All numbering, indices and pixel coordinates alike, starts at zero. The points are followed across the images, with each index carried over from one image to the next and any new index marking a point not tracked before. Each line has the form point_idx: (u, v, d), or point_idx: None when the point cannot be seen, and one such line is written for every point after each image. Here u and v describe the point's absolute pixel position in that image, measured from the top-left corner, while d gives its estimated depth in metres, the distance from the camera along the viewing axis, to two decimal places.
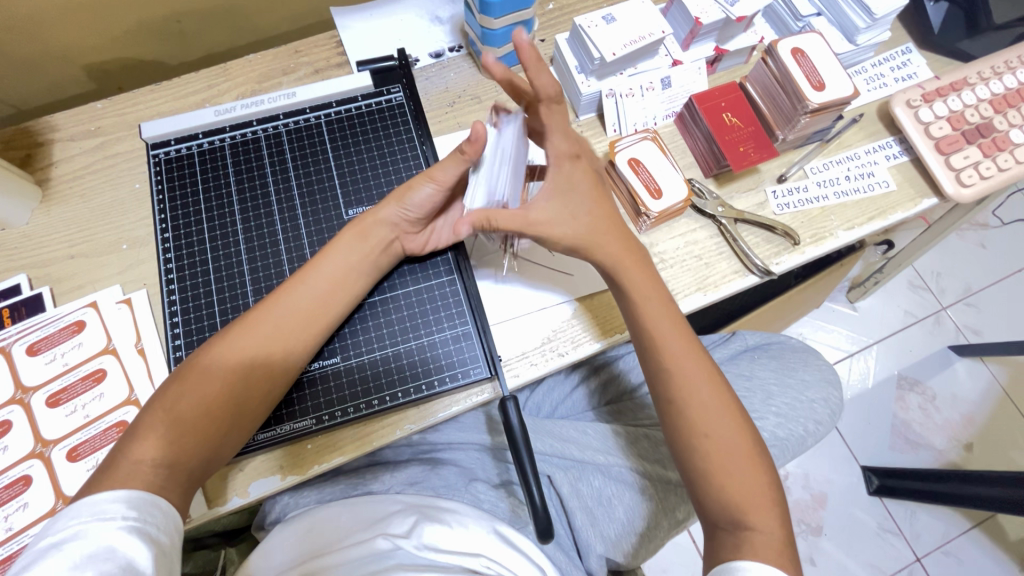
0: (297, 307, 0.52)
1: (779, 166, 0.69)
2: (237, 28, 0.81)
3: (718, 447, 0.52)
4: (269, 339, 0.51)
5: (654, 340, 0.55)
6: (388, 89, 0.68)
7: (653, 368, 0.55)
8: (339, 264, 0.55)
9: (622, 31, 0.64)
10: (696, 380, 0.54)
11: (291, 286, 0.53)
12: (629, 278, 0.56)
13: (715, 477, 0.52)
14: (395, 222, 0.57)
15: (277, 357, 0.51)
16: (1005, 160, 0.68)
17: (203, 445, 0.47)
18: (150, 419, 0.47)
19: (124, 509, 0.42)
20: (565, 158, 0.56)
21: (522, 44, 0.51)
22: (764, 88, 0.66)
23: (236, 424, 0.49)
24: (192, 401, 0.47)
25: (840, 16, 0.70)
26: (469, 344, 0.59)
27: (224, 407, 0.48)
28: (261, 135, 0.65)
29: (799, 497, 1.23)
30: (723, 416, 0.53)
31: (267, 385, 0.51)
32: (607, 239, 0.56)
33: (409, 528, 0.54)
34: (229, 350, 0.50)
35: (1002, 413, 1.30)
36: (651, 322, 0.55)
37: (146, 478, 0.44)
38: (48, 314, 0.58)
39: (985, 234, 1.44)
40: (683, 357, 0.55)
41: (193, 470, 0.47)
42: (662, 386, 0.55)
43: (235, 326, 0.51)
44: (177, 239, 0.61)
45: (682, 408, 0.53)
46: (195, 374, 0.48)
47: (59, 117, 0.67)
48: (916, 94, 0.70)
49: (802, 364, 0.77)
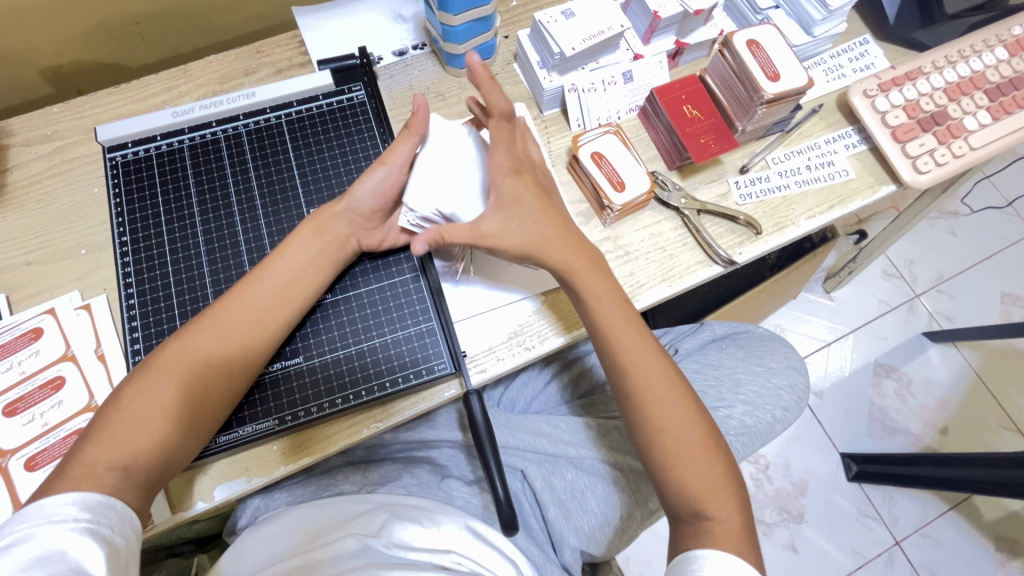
0: (253, 305, 0.52)
1: (741, 157, 0.70)
2: (199, 29, 0.80)
3: (679, 438, 0.53)
4: (226, 338, 0.51)
5: (614, 335, 0.55)
6: (349, 87, 0.68)
7: (614, 362, 0.56)
8: (296, 261, 0.55)
9: (581, 26, 0.64)
10: (656, 373, 0.55)
11: (249, 284, 0.53)
12: (590, 276, 0.56)
13: (677, 468, 0.52)
14: (351, 216, 0.57)
15: (234, 355, 0.51)
16: (960, 147, 0.69)
17: (159, 445, 0.47)
18: (103, 422, 0.47)
19: (77, 511, 0.41)
20: (506, 173, 0.54)
21: (473, 65, 0.51)
22: (722, 79, 0.67)
23: (194, 423, 0.49)
24: (147, 401, 0.47)
25: (797, 9, 0.71)
26: (433, 341, 0.59)
27: (181, 406, 0.48)
28: (220, 136, 0.64)
29: (780, 486, 1.25)
30: (683, 408, 0.54)
31: (224, 384, 0.50)
32: (564, 237, 0.56)
33: (379, 527, 0.53)
34: (185, 349, 0.50)
35: (975, 396, 1.33)
36: (612, 317, 0.56)
37: (99, 481, 0.44)
38: (5, 322, 0.57)
39: (955, 222, 1.46)
40: (643, 351, 0.55)
41: (150, 473, 0.46)
42: (623, 380, 0.55)
43: (191, 326, 0.51)
44: (135, 243, 0.60)
45: (643, 400, 0.54)
46: (150, 375, 0.48)
47: (15, 122, 0.66)
48: (872, 84, 0.71)
49: (770, 352, 0.78)
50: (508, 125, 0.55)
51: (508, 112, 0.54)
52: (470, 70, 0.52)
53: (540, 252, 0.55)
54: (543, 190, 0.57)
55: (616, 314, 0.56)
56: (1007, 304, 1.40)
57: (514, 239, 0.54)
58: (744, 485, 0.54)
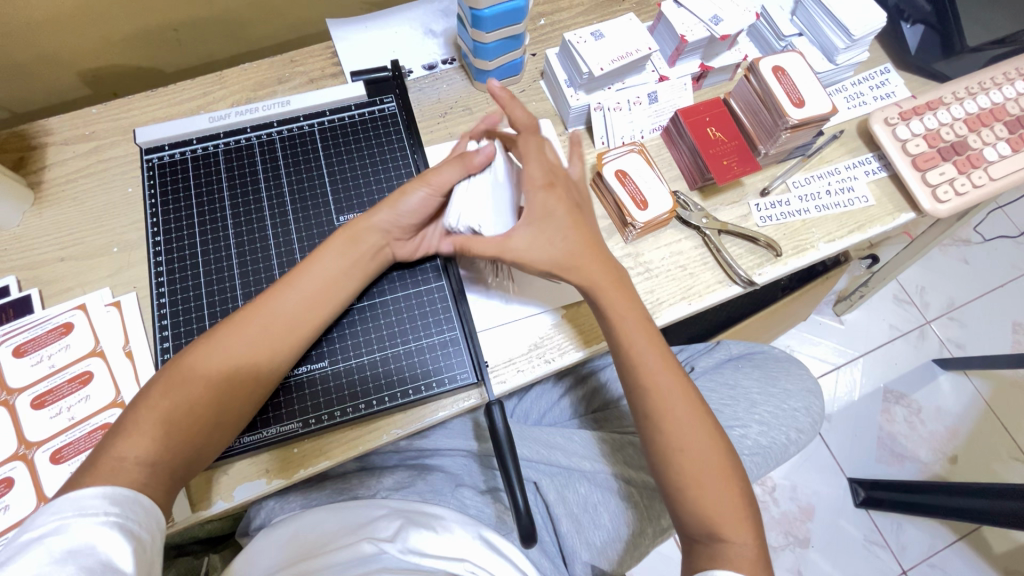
0: (286, 311, 0.53)
1: (762, 180, 0.71)
2: (234, 38, 0.82)
3: (693, 459, 0.53)
4: (257, 340, 0.51)
5: (634, 355, 0.56)
6: (381, 99, 0.69)
7: (633, 381, 0.56)
8: (329, 271, 0.55)
9: (609, 47, 0.66)
10: (670, 393, 0.55)
11: (281, 290, 0.54)
12: (608, 296, 0.56)
13: (691, 487, 0.52)
14: (386, 228, 0.58)
15: (264, 361, 0.52)
16: (979, 177, 0.70)
17: (188, 443, 0.48)
18: (135, 416, 0.47)
19: (106, 505, 0.42)
20: (537, 187, 0.55)
21: (493, 89, 0.55)
22: (747, 104, 0.68)
23: (222, 422, 0.50)
24: (177, 400, 0.48)
25: (821, 37, 0.73)
26: (457, 350, 0.60)
27: (210, 405, 0.49)
28: (255, 142, 0.66)
29: (786, 509, 1.24)
30: (698, 430, 0.54)
31: (254, 387, 0.52)
32: (591, 255, 0.56)
33: (394, 532, 0.54)
34: (217, 349, 0.50)
35: (985, 426, 1.32)
36: (632, 336, 0.56)
37: (129, 475, 0.45)
38: (36, 316, 0.58)
39: (967, 250, 1.47)
40: (662, 370, 0.55)
41: (175, 469, 0.47)
42: (639, 399, 0.56)
43: (223, 326, 0.52)
44: (167, 242, 0.62)
45: (658, 420, 0.54)
46: (182, 374, 0.49)
47: (54, 121, 0.68)
48: (894, 113, 0.72)
49: (786, 373, 0.78)
50: (535, 138, 0.56)
51: (535, 126, 0.55)
52: (490, 93, 0.55)
53: (563, 268, 0.56)
54: (577, 206, 0.57)
55: (637, 334, 0.56)
56: (1018, 334, 1.39)
57: (542, 255, 0.55)
58: (756, 510, 0.54)
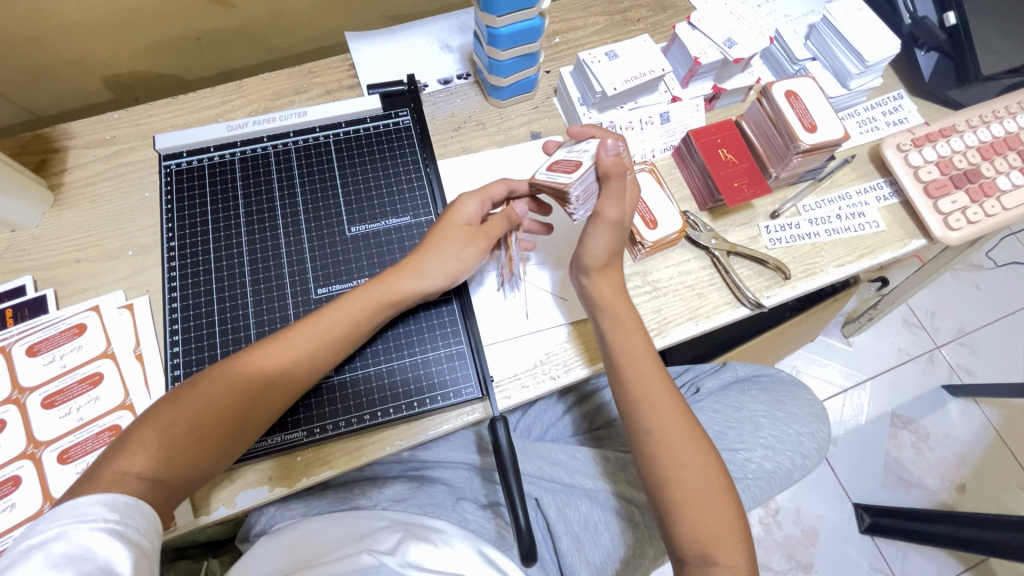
0: (305, 353, 0.52)
1: (772, 203, 0.72)
2: (254, 48, 0.84)
3: (690, 484, 0.52)
4: (274, 373, 0.51)
5: (636, 379, 0.56)
6: (396, 112, 0.70)
7: (631, 398, 0.56)
8: (353, 313, 0.55)
9: (624, 67, 0.66)
10: (671, 418, 0.55)
11: (304, 327, 0.53)
12: (612, 321, 0.57)
13: (687, 511, 0.52)
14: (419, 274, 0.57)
15: (276, 397, 0.52)
16: (992, 206, 0.70)
17: (191, 467, 0.48)
18: (141, 433, 0.48)
19: (105, 511, 0.42)
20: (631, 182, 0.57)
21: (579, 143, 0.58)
22: (759, 126, 0.68)
23: (225, 451, 0.50)
24: (186, 424, 0.48)
25: (834, 61, 0.73)
26: (462, 363, 0.60)
27: (216, 432, 0.49)
28: (271, 151, 0.67)
29: (789, 533, 1.22)
30: (698, 456, 0.53)
31: (261, 420, 0.52)
32: (608, 275, 0.58)
33: (394, 544, 0.52)
34: (233, 377, 0.50)
35: (995, 455, 1.29)
36: (632, 353, 0.56)
37: (132, 488, 0.45)
38: (50, 316, 0.59)
39: (978, 276, 1.45)
40: (661, 390, 0.56)
41: (176, 487, 0.48)
42: (638, 416, 0.55)
43: (243, 354, 0.52)
44: (182, 250, 0.62)
45: (657, 438, 0.54)
46: (192, 400, 0.49)
47: (76, 125, 0.70)
48: (906, 139, 0.72)
49: (792, 398, 0.77)
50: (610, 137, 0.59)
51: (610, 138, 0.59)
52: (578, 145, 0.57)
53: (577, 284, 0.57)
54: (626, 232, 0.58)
55: (642, 352, 0.57)
56: None
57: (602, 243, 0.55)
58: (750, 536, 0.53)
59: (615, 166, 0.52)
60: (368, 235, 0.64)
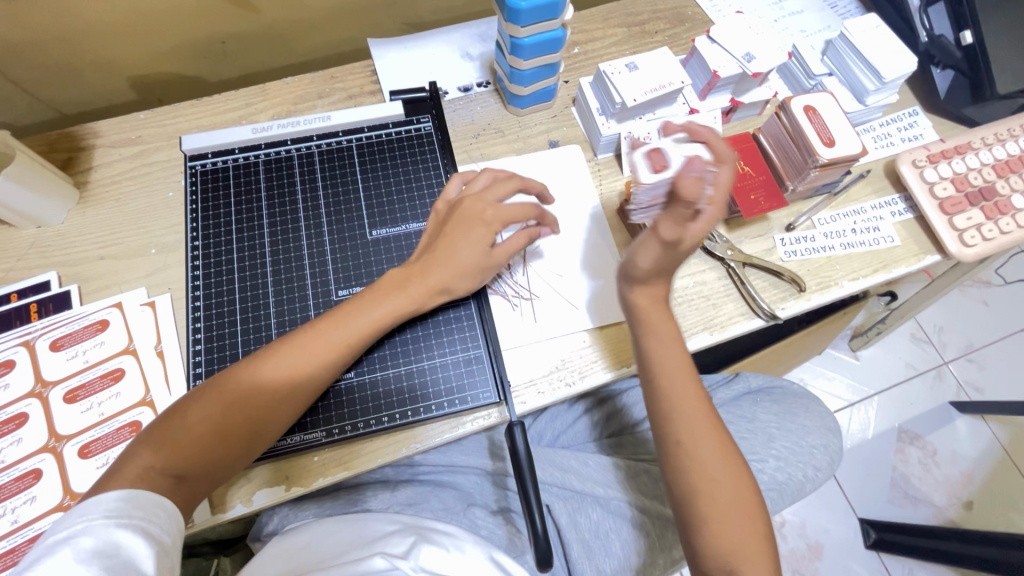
0: (326, 352, 0.52)
1: (788, 216, 0.72)
2: (278, 52, 0.85)
3: (720, 497, 0.52)
4: (296, 374, 0.51)
5: (671, 389, 0.55)
6: (417, 118, 0.71)
7: (663, 408, 0.56)
8: (374, 314, 0.55)
9: (643, 79, 0.67)
10: (703, 430, 0.54)
11: (327, 326, 0.53)
12: (651, 327, 0.57)
13: (715, 523, 0.52)
14: (443, 276, 0.57)
15: (296, 395, 0.52)
16: (1007, 224, 0.70)
17: (213, 464, 0.49)
18: (164, 429, 0.48)
19: (129, 508, 0.43)
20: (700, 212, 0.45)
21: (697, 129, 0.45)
22: (776, 140, 0.69)
23: (246, 449, 0.50)
24: (211, 423, 0.49)
25: (851, 77, 0.74)
26: (480, 368, 0.61)
27: (240, 430, 0.49)
28: (295, 154, 0.68)
29: (795, 546, 1.21)
30: (728, 469, 0.53)
31: (282, 418, 0.52)
32: (651, 286, 0.56)
33: (407, 548, 0.52)
34: (256, 378, 0.50)
35: (1003, 473, 1.29)
36: (667, 362, 0.56)
37: (154, 483, 0.46)
38: (75, 312, 0.60)
39: (987, 292, 1.45)
40: (694, 402, 0.55)
41: (198, 483, 0.48)
42: (670, 427, 0.55)
43: (267, 354, 0.52)
44: (205, 250, 0.63)
45: (688, 449, 0.54)
46: (215, 398, 0.49)
47: (102, 124, 0.71)
48: (921, 155, 0.72)
49: (804, 410, 0.77)
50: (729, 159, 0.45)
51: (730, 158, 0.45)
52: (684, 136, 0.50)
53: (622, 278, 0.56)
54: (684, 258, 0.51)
55: (678, 365, 0.56)
56: None
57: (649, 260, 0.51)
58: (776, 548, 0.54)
59: (691, 190, 0.43)
60: (389, 239, 0.65)
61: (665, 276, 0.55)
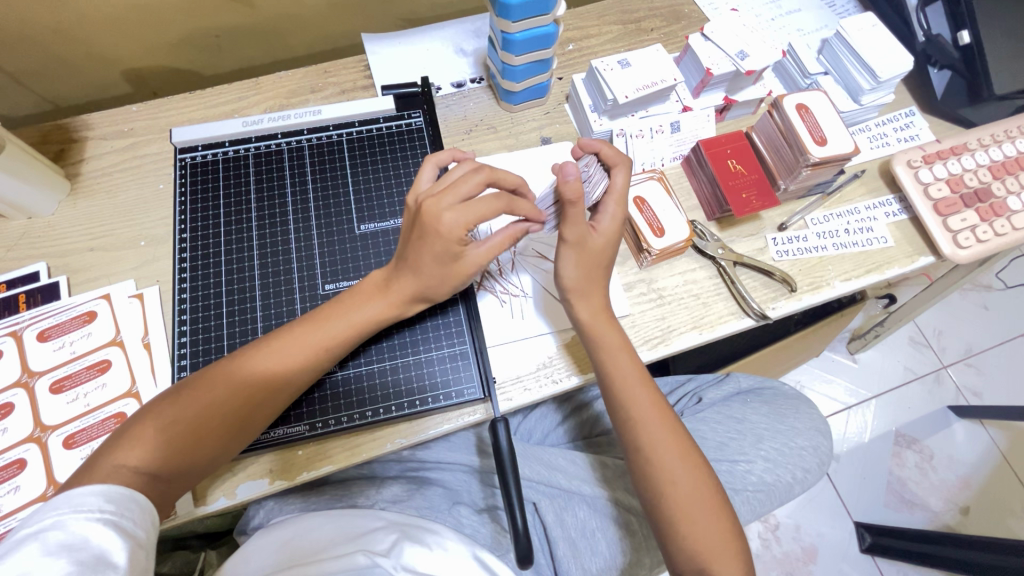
0: (304, 355, 0.52)
1: (780, 215, 0.72)
2: (272, 46, 0.85)
3: (687, 501, 0.52)
4: (273, 376, 0.51)
5: (629, 396, 0.55)
6: (409, 113, 0.71)
7: (621, 415, 0.56)
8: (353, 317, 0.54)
9: (635, 76, 0.67)
10: (661, 435, 0.54)
11: (306, 329, 0.53)
12: (600, 335, 0.56)
13: (681, 527, 0.52)
14: (417, 282, 0.54)
15: (274, 397, 0.52)
16: (1002, 226, 0.70)
17: (189, 463, 0.49)
18: (141, 426, 0.48)
19: (100, 503, 0.43)
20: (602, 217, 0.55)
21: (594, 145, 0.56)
22: (768, 139, 0.69)
23: (223, 448, 0.51)
24: (188, 423, 0.49)
25: (846, 76, 0.74)
26: (465, 364, 0.61)
27: (216, 429, 0.49)
28: (285, 148, 0.68)
29: (789, 549, 1.21)
30: (689, 472, 0.53)
31: (259, 418, 0.52)
32: (590, 298, 0.57)
33: (390, 546, 0.52)
34: (234, 378, 0.50)
35: (1001, 478, 1.28)
36: (619, 368, 0.56)
37: (128, 480, 0.46)
38: (63, 303, 0.60)
39: (987, 296, 1.44)
40: (650, 407, 0.55)
41: (174, 480, 0.49)
42: (630, 432, 0.55)
43: (246, 354, 0.52)
44: (193, 243, 0.63)
45: (647, 456, 0.54)
46: (192, 398, 0.49)
47: (95, 117, 0.71)
48: (917, 155, 0.72)
49: (795, 411, 0.77)
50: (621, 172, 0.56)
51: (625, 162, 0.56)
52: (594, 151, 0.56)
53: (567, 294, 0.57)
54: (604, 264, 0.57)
55: (631, 371, 0.56)
56: None
57: (568, 272, 0.56)
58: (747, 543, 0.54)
59: (574, 190, 0.50)
60: (377, 234, 0.65)
61: (599, 284, 0.57)
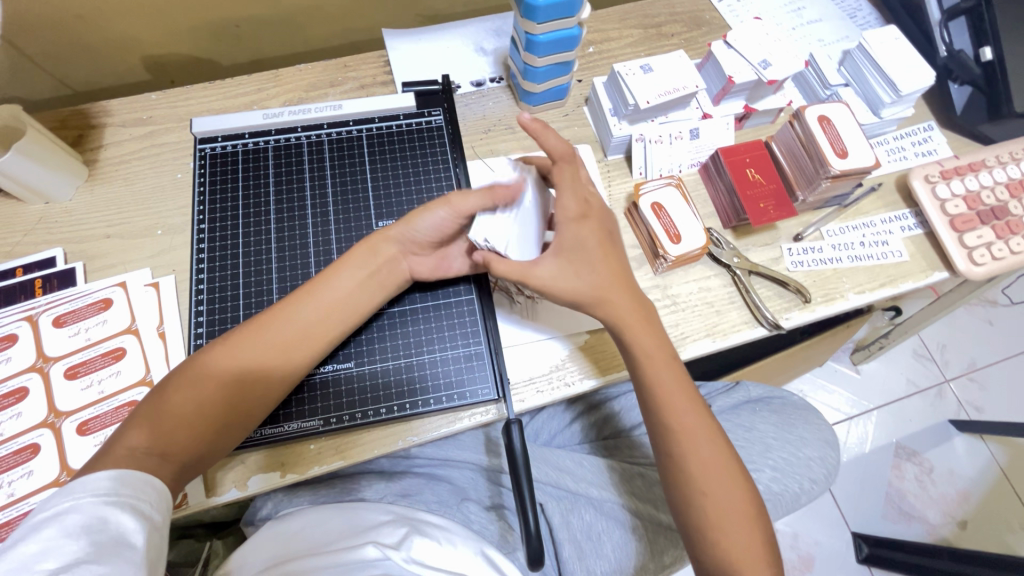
0: (303, 318, 0.54)
1: (796, 225, 0.72)
2: (291, 37, 0.85)
3: (722, 506, 0.52)
4: (277, 345, 0.52)
5: (664, 395, 0.55)
6: (429, 111, 0.71)
7: (658, 420, 0.55)
8: (349, 285, 0.56)
9: (657, 81, 0.67)
10: (701, 437, 0.54)
11: (300, 298, 0.55)
12: (634, 338, 0.55)
13: (714, 534, 0.52)
14: (403, 242, 0.58)
15: (275, 367, 0.52)
16: (1017, 244, 0.70)
17: (198, 441, 0.49)
18: (144, 411, 0.49)
19: (114, 486, 0.43)
20: (568, 218, 0.54)
21: (526, 121, 0.49)
22: (788, 149, 0.69)
23: (231, 425, 0.51)
24: (191, 400, 0.49)
25: (867, 89, 0.74)
26: (480, 364, 0.61)
27: (221, 403, 0.50)
28: (304, 142, 0.68)
29: (786, 557, 1.21)
30: (728, 477, 0.53)
31: (262, 392, 0.52)
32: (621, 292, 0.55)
33: (399, 539, 0.52)
34: (231, 352, 0.51)
35: (999, 493, 1.28)
36: (659, 369, 0.55)
37: (140, 462, 0.46)
38: (78, 289, 0.60)
39: (992, 311, 1.44)
40: (688, 409, 0.54)
41: (185, 460, 0.49)
42: (664, 437, 0.54)
43: (243, 329, 0.53)
44: (210, 233, 0.63)
45: (683, 461, 0.53)
46: (192, 377, 0.50)
47: (114, 103, 0.71)
48: (934, 171, 0.72)
49: (803, 422, 0.77)
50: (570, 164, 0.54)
51: (569, 154, 0.53)
52: (525, 126, 0.49)
53: (589, 300, 0.54)
54: (608, 236, 0.56)
55: (668, 375, 0.55)
56: None
57: (570, 286, 0.54)
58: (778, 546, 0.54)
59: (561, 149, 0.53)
60: None
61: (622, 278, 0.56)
